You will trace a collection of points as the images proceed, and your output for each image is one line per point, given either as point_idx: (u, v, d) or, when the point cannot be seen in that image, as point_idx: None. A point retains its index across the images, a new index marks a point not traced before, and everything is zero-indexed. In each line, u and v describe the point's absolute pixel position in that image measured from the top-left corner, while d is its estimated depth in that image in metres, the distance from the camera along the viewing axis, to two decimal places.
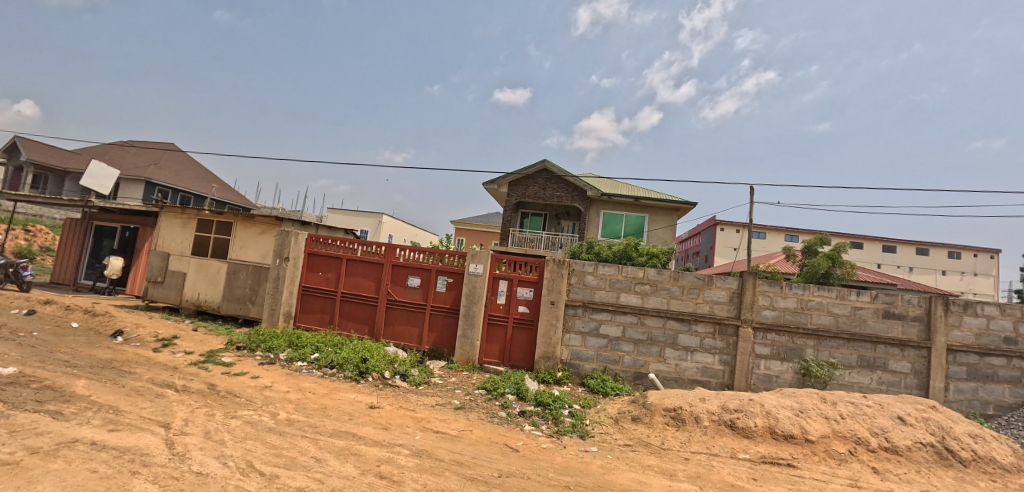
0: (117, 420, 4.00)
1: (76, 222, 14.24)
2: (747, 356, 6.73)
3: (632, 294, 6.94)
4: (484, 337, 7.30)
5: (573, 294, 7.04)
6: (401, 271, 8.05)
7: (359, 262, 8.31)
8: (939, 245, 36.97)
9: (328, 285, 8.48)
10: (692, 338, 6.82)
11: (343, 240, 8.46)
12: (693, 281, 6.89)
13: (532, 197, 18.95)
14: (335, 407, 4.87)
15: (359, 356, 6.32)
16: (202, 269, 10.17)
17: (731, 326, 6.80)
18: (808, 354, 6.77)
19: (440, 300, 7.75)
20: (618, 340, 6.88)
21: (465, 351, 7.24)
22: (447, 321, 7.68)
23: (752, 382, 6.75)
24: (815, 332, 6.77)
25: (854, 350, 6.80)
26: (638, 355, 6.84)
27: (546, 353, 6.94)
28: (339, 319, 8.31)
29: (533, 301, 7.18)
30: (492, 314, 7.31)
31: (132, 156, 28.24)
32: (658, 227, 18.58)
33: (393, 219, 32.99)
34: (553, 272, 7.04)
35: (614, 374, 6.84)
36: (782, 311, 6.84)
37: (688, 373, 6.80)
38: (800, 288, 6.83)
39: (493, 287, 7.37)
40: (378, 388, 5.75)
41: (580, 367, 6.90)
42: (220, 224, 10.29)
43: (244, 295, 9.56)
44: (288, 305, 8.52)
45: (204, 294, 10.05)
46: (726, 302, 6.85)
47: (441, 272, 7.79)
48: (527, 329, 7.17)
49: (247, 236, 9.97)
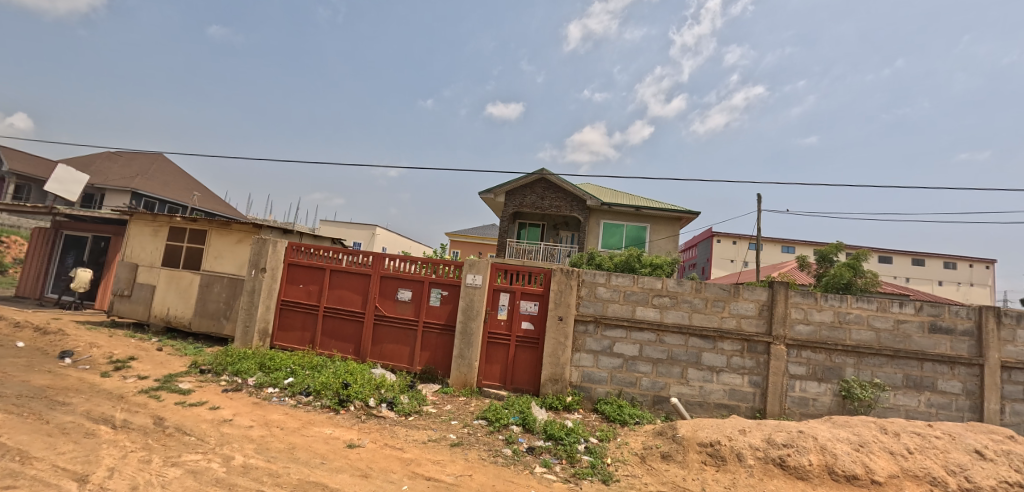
0: (19, 474, 3.14)
1: (44, 231, 13.36)
2: (780, 378, 5.97)
3: (649, 308, 6.17)
4: (483, 358, 6.48)
5: (583, 308, 6.26)
6: (391, 284, 7.25)
7: (344, 273, 7.51)
8: (937, 256, 36.65)
9: (309, 298, 7.65)
10: (717, 356, 6.05)
11: (327, 250, 7.66)
12: (717, 292, 6.13)
13: (529, 207, 18.25)
14: (306, 447, 4.03)
15: (339, 381, 5.47)
16: (173, 282, 9.32)
17: (761, 343, 6.04)
18: (848, 373, 6.02)
19: (434, 315, 6.95)
20: (634, 360, 6.09)
21: (462, 374, 6.42)
22: (442, 339, 6.88)
23: (787, 407, 5.98)
24: (856, 349, 6.02)
25: (899, 368, 6.07)
26: (657, 376, 6.05)
27: (553, 375, 6.13)
28: (322, 337, 7.47)
29: (539, 316, 6.40)
30: (492, 331, 6.51)
31: (118, 166, 27.38)
32: (661, 237, 17.87)
33: (385, 230, 32.16)
34: (560, 283, 6.27)
35: (631, 398, 6.04)
36: (817, 326, 6.09)
37: (714, 397, 6.02)
38: (836, 299, 6.10)
39: (493, 301, 6.58)
40: (361, 421, 4.90)
41: (592, 391, 6.10)
42: (193, 232, 9.44)
43: (218, 310, 8.70)
44: (264, 322, 7.68)
45: (174, 309, 9.18)
46: (755, 315, 6.10)
47: (435, 284, 7.01)
48: (532, 348, 6.37)
49: (222, 245, 9.13)
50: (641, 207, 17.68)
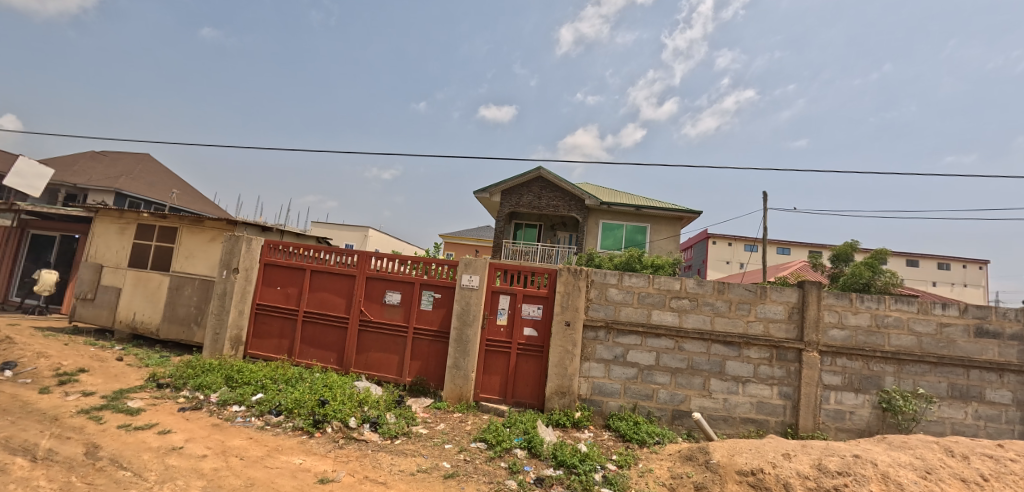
0: None
1: (9, 230, 12.49)
2: (813, 388, 5.33)
3: (667, 312, 5.52)
4: (480, 368, 5.79)
5: (592, 312, 5.60)
6: (377, 286, 6.54)
7: (327, 275, 6.80)
8: (931, 257, 36.47)
9: (288, 302, 6.92)
10: (743, 365, 5.40)
11: (307, 248, 6.95)
12: (742, 294, 5.48)
13: (525, 207, 17.61)
14: (268, 485, 3.37)
15: (315, 398, 4.79)
16: (140, 284, 8.62)
17: (791, 350, 5.40)
18: (887, 383, 5.40)
19: (425, 320, 6.26)
20: (650, 370, 5.44)
21: (457, 386, 5.72)
22: (434, 348, 6.20)
23: (820, 421, 5.35)
24: (896, 355, 5.39)
25: (943, 377, 5.43)
26: (676, 388, 5.39)
27: (560, 388, 5.46)
28: (302, 345, 6.76)
29: (543, 321, 5.73)
30: (490, 339, 5.82)
31: (100, 165, 26.42)
32: (661, 237, 17.24)
33: (378, 231, 31.39)
34: (567, 284, 5.61)
35: (647, 413, 5.38)
36: (853, 331, 5.45)
37: (740, 411, 5.37)
38: (874, 301, 5.47)
39: (491, 304, 5.90)
40: (338, 447, 4.19)
41: (603, 405, 5.43)
42: (163, 230, 8.70)
43: (188, 315, 8.00)
44: (236, 329, 6.95)
45: (142, 314, 8.49)
46: (784, 319, 5.46)
47: (426, 285, 6.32)
48: (536, 358, 5.70)
49: (194, 244, 8.39)
50: (641, 206, 17.09)
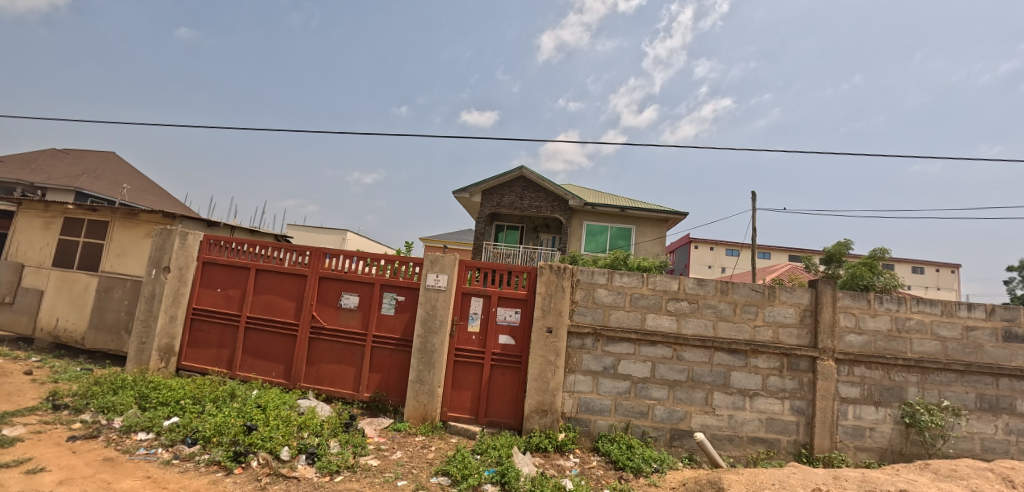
0: None
1: None
2: (830, 403, 4.66)
3: (663, 316, 4.80)
4: (449, 383, 4.97)
5: (578, 316, 4.84)
6: (332, 287, 5.68)
7: (274, 274, 5.90)
8: (909, 261, 36.90)
9: (228, 306, 6.00)
10: (750, 377, 4.70)
11: (252, 244, 6.04)
12: (748, 295, 4.80)
13: (507, 207, 16.85)
14: None
15: (241, 422, 3.91)
16: (66, 286, 7.59)
17: (805, 358, 4.73)
18: (910, 394, 4.76)
19: (386, 327, 5.43)
20: (644, 383, 4.70)
21: (421, 404, 4.89)
22: (396, 359, 5.37)
23: (838, 440, 4.68)
24: (919, 363, 4.76)
25: (970, 387, 4.82)
26: (675, 404, 4.66)
27: (541, 405, 4.68)
28: (244, 356, 5.84)
29: (521, 327, 4.96)
30: (460, 349, 5.02)
31: (56, 161, 24.71)
32: (647, 239, 16.65)
33: (356, 234, 30.26)
34: (549, 285, 4.84)
35: (642, 434, 4.64)
36: (872, 336, 4.81)
37: (747, 429, 4.67)
38: (894, 302, 4.83)
39: (462, 308, 5.09)
40: (259, 489, 3.36)
41: (591, 424, 4.68)
42: (92, 225, 7.65)
43: (118, 322, 7.04)
44: (167, 338, 6.00)
45: (65, 321, 7.46)
46: (796, 324, 4.78)
47: (388, 286, 5.49)
48: (513, 370, 4.92)
49: (127, 240, 7.38)
50: (626, 207, 16.47)
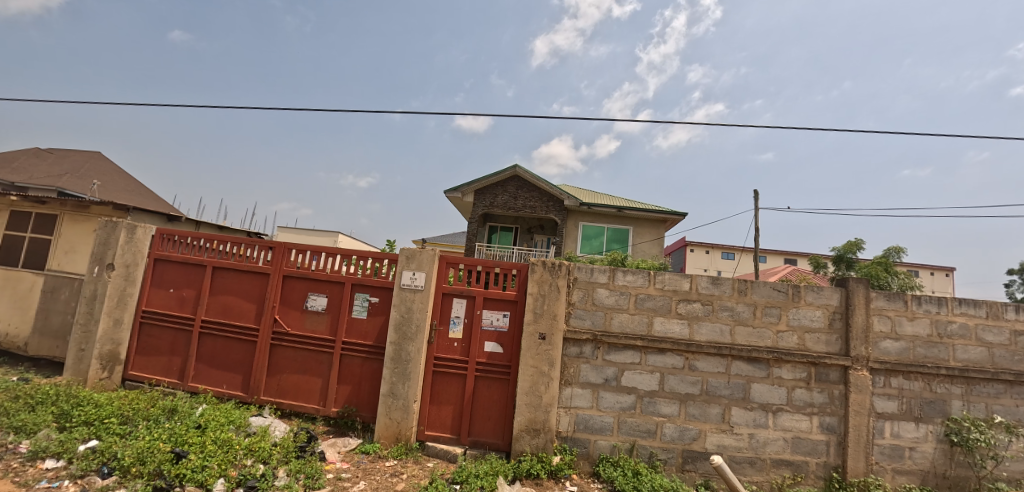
0: None
1: None
2: (865, 419, 4.06)
3: (673, 320, 4.17)
4: (426, 397, 4.32)
5: (574, 320, 4.21)
6: (297, 287, 5.01)
7: (233, 273, 5.22)
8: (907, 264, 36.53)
9: (181, 309, 5.32)
10: (773, 390, 4.09)
11: (208, 238, 5.36)
12: (769, 296, 4.19)
13: (500, 207, 16.24)
14: None
15: (168, 448, 3.26)
16: (10, 286, 6.87)
17: (835, 368, 4.12)
18: (955, 409, 4.16)
19: (358, 332, 4.77)
20: (651, 397, 4.07)
21: (394, 423, 4.22)
22: (368, 369, 4.71)
23: (873, 462, 4.07)
24: (964, 373, 4.17)
25: (1021, 400, 4.22)
26: (687, 422, 4.04)
27: (532, 424, 4.04)
28: (198, 366, 5.16)
29: (510, 333, 4.33)
30: (440, 358, 4.37)
31: (36, 160, 23.86)
32: (646, 241, 16.06)
33: (348, 236, 29.46)
34: (541, 284, 4.22)
35: (649, 457, 4.02)
36: (910, 343, 4.21)
37: (770, 450, 4.05)
38: (934, 304, 4.24)
39: (442, 311, 4.44)
40: None
41: (590, 445, 4.04)
42: (39, 219, 6.92)
43: (64, 326, 6.35)
44: (111, 344, 5.31)
45: (8, 325, 6.74)
46: (824, 329, 4.17)
47: (360, 286, 4.84)
48: (500, 382, 4.28)
49: (77, 236, 6.68)
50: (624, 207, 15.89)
